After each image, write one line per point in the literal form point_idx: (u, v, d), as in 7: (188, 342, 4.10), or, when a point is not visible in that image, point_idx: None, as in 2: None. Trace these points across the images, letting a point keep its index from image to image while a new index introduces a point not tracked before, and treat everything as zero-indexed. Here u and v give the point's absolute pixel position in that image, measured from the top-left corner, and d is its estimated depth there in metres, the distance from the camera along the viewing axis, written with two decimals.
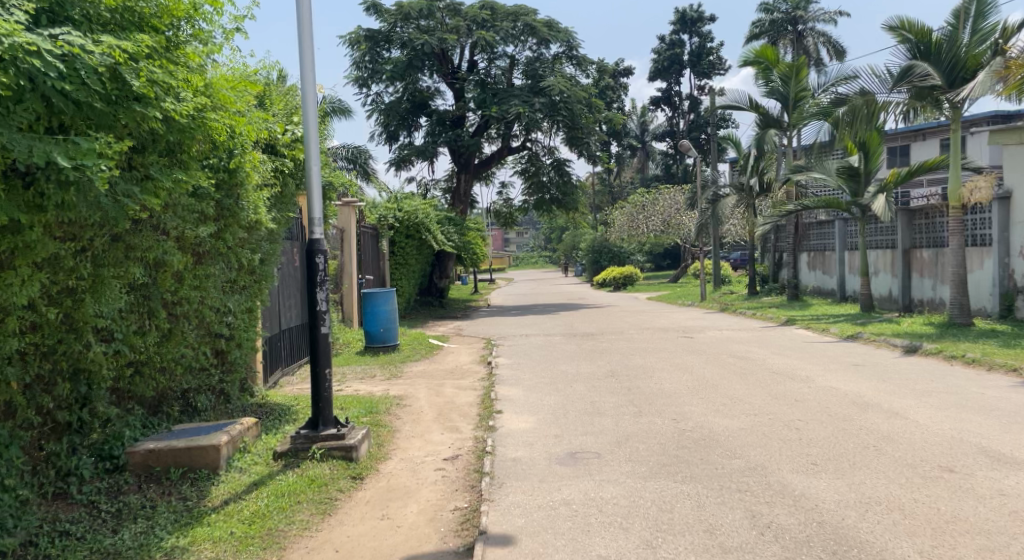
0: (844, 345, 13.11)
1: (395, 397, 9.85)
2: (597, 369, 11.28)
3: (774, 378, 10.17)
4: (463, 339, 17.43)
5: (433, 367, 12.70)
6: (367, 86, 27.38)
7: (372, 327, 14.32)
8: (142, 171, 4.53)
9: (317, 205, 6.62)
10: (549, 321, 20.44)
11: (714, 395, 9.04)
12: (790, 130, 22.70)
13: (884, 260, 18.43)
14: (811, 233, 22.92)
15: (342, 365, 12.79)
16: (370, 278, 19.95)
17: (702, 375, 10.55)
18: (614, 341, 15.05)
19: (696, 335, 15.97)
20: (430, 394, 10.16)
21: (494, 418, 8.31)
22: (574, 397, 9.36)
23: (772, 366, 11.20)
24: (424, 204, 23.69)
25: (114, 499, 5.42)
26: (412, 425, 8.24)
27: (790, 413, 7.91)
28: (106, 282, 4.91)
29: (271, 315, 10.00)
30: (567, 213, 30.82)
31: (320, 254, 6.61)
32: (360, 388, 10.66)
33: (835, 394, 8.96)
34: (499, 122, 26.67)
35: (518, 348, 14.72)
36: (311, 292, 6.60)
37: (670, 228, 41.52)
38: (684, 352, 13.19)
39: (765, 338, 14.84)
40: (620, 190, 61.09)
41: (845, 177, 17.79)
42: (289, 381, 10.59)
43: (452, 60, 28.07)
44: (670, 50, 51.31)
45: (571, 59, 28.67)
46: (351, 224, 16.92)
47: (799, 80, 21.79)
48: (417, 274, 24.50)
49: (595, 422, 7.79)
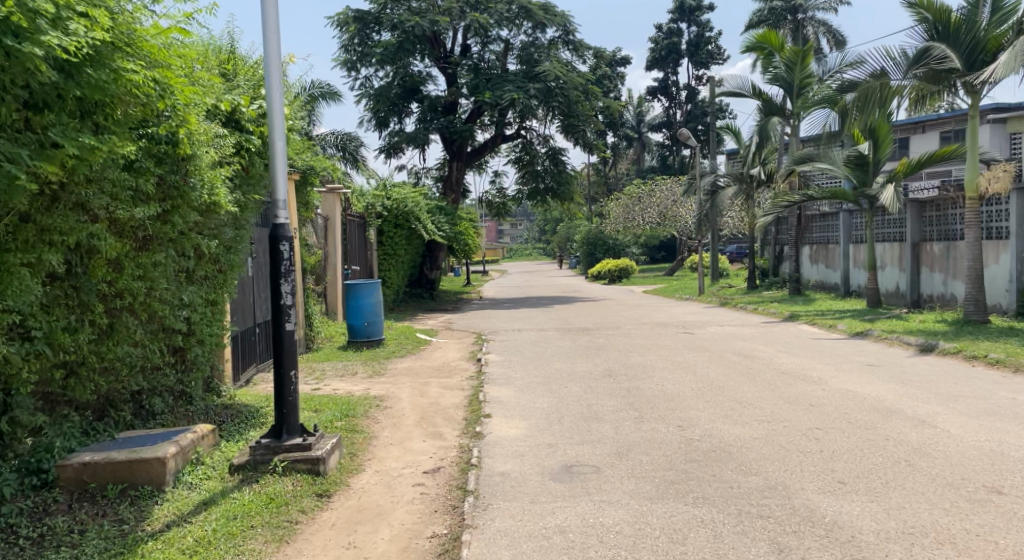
0: (853, 343, 12.42)
1: (376, 398, 9.12)
2: (594, 368, 10.58)
3: (784, 379, 9.47)
4: (453, 333, 16.72)
5: (419, 364, 11.98)
6: (356, 70, 26.61)
7: (355, 321, 13.59)
8: (38, 135, 3.90)
9: (281, 185, 5.88)
10: (542, 315, 19.72)
11: (721, 398, 8.33)
12: (793, 118, 22.03)
13: (891, 253, 17.77)
14: (813, 226, 22.25)
15: (322, 361, 12.06)
16: (356, 268, 19.21)
17: (707, 375, 9.84)
18: (611, 336, 14.35)
19: (696, 330, 15.29)
20: (414, 394, 9.43)
21: (482, 423, 7.59)
22: (569, 400, 8.64)
23: (781, 366, 10.51)
24: (414, 193, 22.91)
25: (38, 521, 4.68)
26: (392, 431, 7.51)
27: (806, 420, 7.21)
28: (14, 271, 4.18)
29: (243, 308, 9.26)
30: (561, 204, 30.09)
31: (285, 240, 5.86)
32: (339, 387, 9.93)
33: (853, 398, 8.27)
34: (493, 109, 25.92)
35: (510, 343, 14.01)
36: (275, 284, 5.86)
37: (666, 220, 40.86)
38: (685, 349, 12.49)
39: (770, 335, 14.16)
40: (616, 182, 60.34)
41: (852, 166, 17.01)
42: (263, 378, 9.89)
43: (445, 44, 27.33)
44: (667, 39, 50.52)
45: (568, 44, 27.92)
46: (336, 212, 16.20)
47: (804, 66, 21.09)
48: (406, 265, 23.75)
49: (593, 430, 7.08)
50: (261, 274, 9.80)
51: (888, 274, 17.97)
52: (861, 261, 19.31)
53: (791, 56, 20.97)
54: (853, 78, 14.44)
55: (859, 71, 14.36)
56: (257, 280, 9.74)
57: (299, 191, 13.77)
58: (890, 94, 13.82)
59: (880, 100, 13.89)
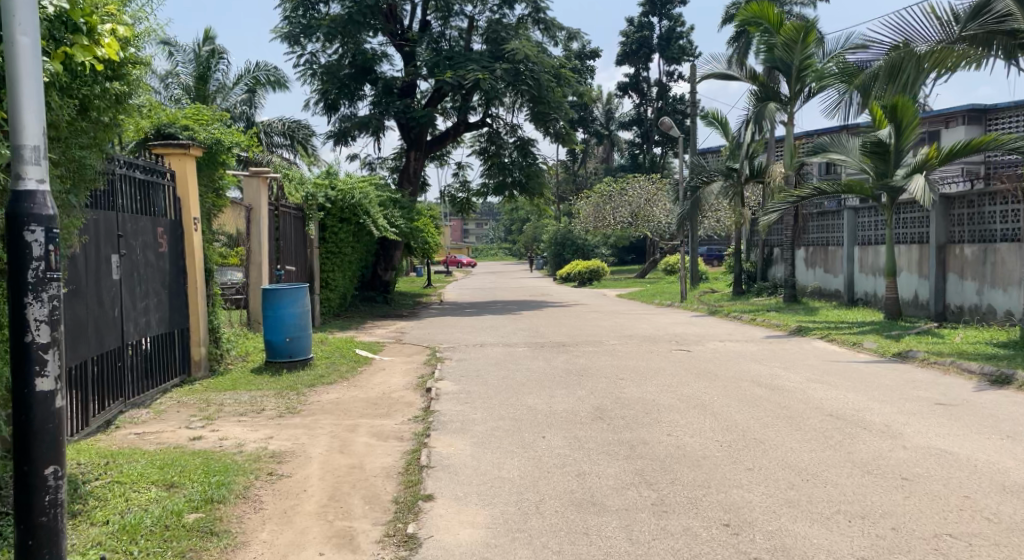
0: (900, 367, 9.85)
1: (275, 459, 6.45)
2: (579, 406, 7.97)
3: (841, 425, 6.90)
4: (402, 347, 13.97)
5: (351, 395, 9.28)
6: (298, 45, 23.80)
7: (274, 334, 10.86)
8: None
9: (29, 121, 3.54)
10: (510, 325, 17.05)
11: (767, 463, 5.78)
12: (792, 105, 19.30)
13: (910, 256, 14.88)
14: (810, 225, 19.51)
15: (221, 395, 9.31)
16: (290, 269, 16.37)
17: (730, 418, 7.28)
18: (593, 356, 11.71)
19: (692, 346, 12.75)
20: (330, 450, 6.77)
21: (420, 514, 5.00)
22: (548, 464, 6.02)
23: (822, 401, 7.95)
24: (363, 182, 20.09)
25: None
26: (275, 529, 4.87)
27: (919, 515, 4.65)
28: None
29: (67, 331, 6.94)
30: (530, 200, 27.37)
31: (35, 224, 3.51)
32: (232, 437, 7.26)
33: (958, 462, 5.72)
34: (454, 90, 23.32)
35: (468, 364, 11.34)
36: (16, 306, 3.53)
37: (639, 220, 38.44)
38: (688, 374, 9.91)
39: (781, 353, 11.64)
40: (584, 180, 57.85)
41: (870, 155, 13.72)
42: (114, 441, 7.09)
43: (401, 21, 24.78)
44: (638, 33, 48.17)
45: (538, 23, 25.39)
46: (260, 198, 13.79)
47: (805, 46, 18.39)
48: (355, 266, 20.92)
49: (592, 535, 4.50)
50: (81, 268, 7.28)
51: (905, 281, 15.13)
52: (870, 266, 16.65)
53: (791, 35, 18.23)
54: (863, 58, 12.14)
55: (868, 52, 12.04)
56: (84, 286, 7.31)
57: (206, 169, 11.06)
58: (926, 63, 11.39)
59: (915, 70, 11.46)
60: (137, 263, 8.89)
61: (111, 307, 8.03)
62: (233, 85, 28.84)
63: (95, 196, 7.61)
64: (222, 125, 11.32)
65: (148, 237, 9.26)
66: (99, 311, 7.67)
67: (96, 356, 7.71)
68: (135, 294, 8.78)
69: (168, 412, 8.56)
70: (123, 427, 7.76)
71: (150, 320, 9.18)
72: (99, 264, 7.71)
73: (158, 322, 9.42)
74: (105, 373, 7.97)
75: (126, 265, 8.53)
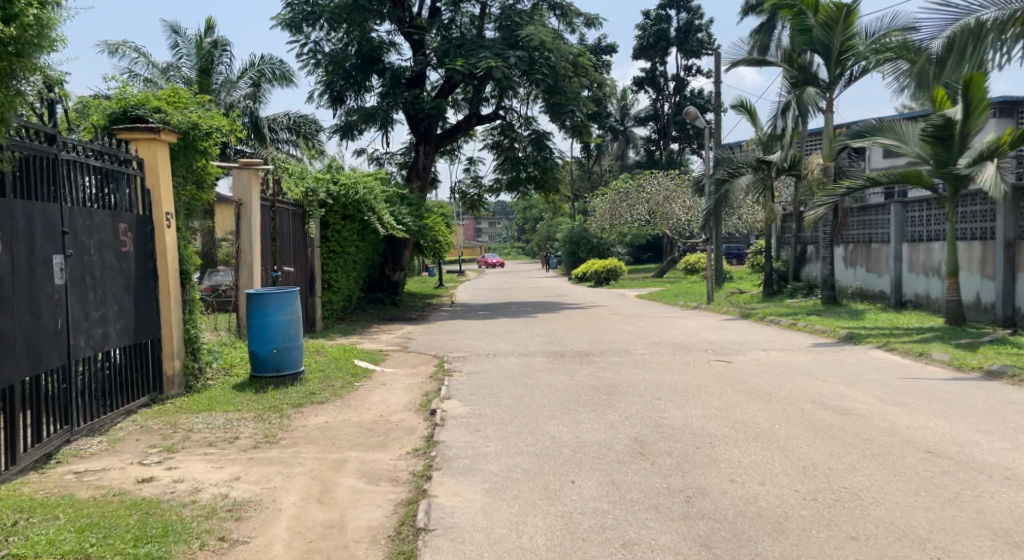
0: (987, 385, 8.42)
1: (236, 515, 5.12)
2: (613, 437, 6.58)
3: (947, 467, 5.52)
4: (407, 356, 12.62)
5: (343, 419, 7.94)
6: (299, 30, 22.46)
7: (259, 345, 9.52)
8: None
9: None
10: (527, 330, 15.66)
11: (872, 531, 4.43)
12: (832, 91, 17.81)
13: (972, 254, 13.40)
14: (851, 221, 17.91)
15: (192, 418, 8.02)
16: (288, 269, 15.06)
17: (804, 456, 5.88)
18: (621, 368, 10.30)
19: (733, 356, 11.32)
20: (308, 500, 5.43)
21: None
22: (584, 527, 4.67)
23: (911, 431, 6.54)
24: (368, 176, 18.75)
25: None
26: None
27: None
28: None
29: None
30: (547, 197, 25.92)
31: None
32: (189, 479, 5.92)
33: None
34: (466, 80, 21.94)
35: (479, 378, 9.96)
36: None
37: (657, 217, 36.93)
38: (736, 392, 8.48)
39: (837, 365, 10.20)
40: (600, 178, 56.37)
41: (931, 140, 12.22)
42: (41, 489, 5.75)
43: (409, 7, 23.53)
44: (656, 25, 46.48)
45: (554, 9, 24.01)
46: (252, 195, 12.58)
47: (847, 26, 16.89)
48: (360, 265, 19.58)
49: None
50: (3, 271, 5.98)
51: (967, 280, 13.64)
52: (922, 264, 15.17)
53: (830, 13, 16.71)
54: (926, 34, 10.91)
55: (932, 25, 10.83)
56: (6, 294, 6.01)
57: (181, 157, 9.69)
58: (1007, 31, 10.22)
59: (992, 41, 10.33)
60: (90, 265, 7.57)
61: (51, 318, 6.71)
62: (237, 79, 27.46)
63: (15, 183, 6.27)
64: (201, 109, 9.93)
65: (106, 234, 7.93)
66: (33, 324, 6.36)
67: (30, 377, 6.38)
68: (87, 301, 7.46)
69: (125, 441, 7.24)
70: (62, 465, 6.44)
71: (109, 331, 7.84)
72: (31, 267, 6.41)
73: (119, 333, 8.07)
74: (45, 398, 6.65)
75: (74, 267, 7.22)
